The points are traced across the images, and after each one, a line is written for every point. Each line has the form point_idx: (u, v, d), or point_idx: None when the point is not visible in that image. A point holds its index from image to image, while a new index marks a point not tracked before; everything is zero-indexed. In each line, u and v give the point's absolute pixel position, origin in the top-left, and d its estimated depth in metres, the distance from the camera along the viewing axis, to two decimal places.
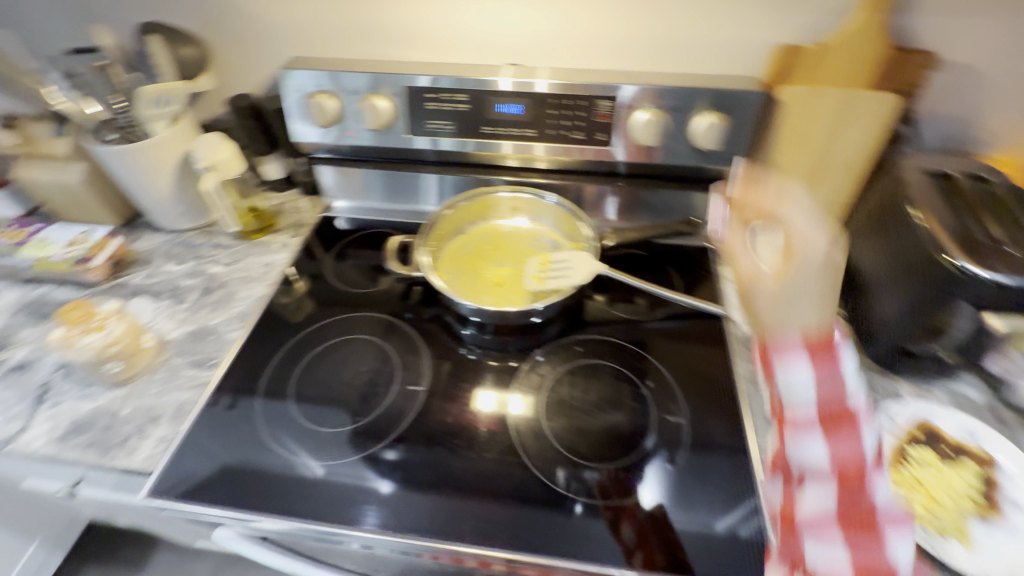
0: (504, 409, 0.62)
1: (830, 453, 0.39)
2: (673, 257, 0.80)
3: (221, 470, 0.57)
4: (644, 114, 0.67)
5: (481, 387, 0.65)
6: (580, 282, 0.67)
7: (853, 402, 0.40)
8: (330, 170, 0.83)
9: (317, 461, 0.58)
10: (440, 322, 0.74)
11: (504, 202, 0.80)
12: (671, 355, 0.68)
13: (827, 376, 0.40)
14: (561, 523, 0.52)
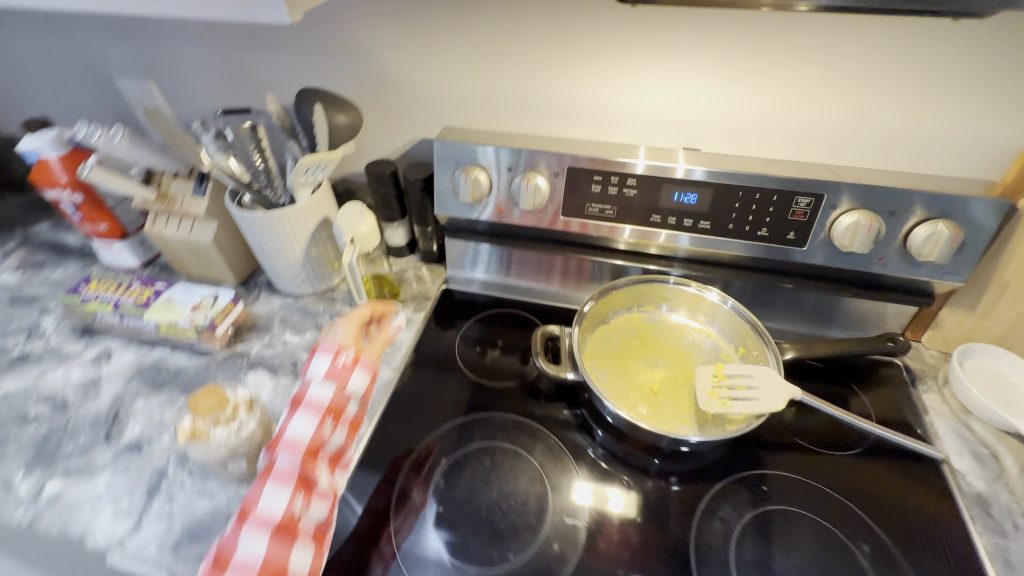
0: (603, 506, 0.56)
1: None
2: (853, 373, 0.68)
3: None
4: (851, 217, 0.58)
5: (579, 475, 0.59)
6: (772, 409, 0.56)
7: None
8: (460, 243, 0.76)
9: (383, 527, 0.54)
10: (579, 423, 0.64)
11: (668, 293, 0.71)
12: (878, 506, 0.55)
13: None
14: None
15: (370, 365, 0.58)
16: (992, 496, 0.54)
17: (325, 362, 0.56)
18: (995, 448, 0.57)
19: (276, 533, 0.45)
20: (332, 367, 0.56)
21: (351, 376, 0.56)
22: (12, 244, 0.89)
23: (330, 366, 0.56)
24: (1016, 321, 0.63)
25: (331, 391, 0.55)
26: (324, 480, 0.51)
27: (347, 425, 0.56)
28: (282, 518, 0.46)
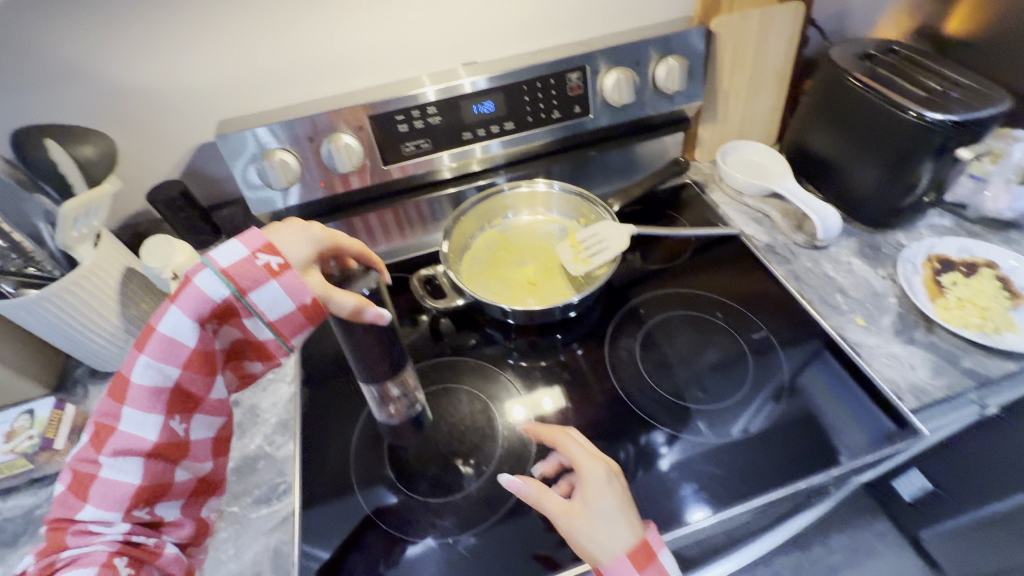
0: (537, 410, 0.60)
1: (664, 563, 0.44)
2: (666, 202, 0.83)
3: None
4: (612, 76, 0.69)
5: (507, 399, 0.61)
6: (621, 250, 0.67)
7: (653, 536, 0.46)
8: None
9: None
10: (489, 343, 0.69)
11: (507, 202, 0.78)
12: (717, 283, 0.71)
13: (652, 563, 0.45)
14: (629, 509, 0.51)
15: (223, 323, 0.46)
16: (776, 241, 0.74)
17: (272, 290, 0.44)
18: (764, 209, 0.77)
19: (104, 562, 0.41)
20: (204, 289, 0.43)
21: (215, 298, 0.44)
22: None
23: (233, 280, 0.43)
24: (744, 117, 0.84)
25: (231, 300, 0.44)
26: (185, 462, 0.48)
27: (204, 443, 0.50)
28: (125, 520, 0.43)
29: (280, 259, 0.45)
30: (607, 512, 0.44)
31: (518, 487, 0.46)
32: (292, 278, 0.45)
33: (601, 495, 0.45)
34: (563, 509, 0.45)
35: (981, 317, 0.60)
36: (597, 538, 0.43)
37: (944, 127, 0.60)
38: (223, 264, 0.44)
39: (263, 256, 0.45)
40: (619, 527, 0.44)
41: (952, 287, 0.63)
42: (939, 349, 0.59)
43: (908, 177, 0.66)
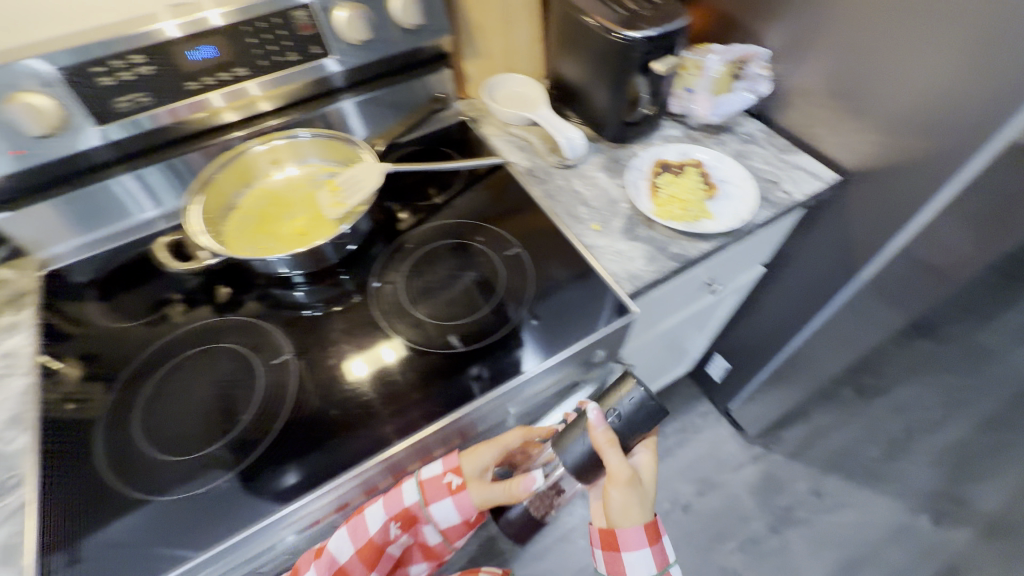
0: (378, 361, 0.60)
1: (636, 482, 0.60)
2: (443, 139, 0.86)
3: (185, 548, 0.48)
4: (342, 12, 0.68)
5: (348, 357, 0.61)
6: (375, 187, 0.68)
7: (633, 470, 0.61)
8: (77, 194, 0.67)
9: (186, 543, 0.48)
10: (265, 299, 0.70)
11: (262, 156, 0.74)
12: (479, 212, 0.76)
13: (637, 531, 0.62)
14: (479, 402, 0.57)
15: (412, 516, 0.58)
16: (535, 165, 0.79)
17: (442, 506, 0.57)
18: (526, 136, 0.82)
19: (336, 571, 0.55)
20: (405, 500, 0.56)
21: (406, 501, 0.56)
22: None
23: (422, 493, 0.57)
24: (505, 50, 0.88)
25: (420, 510, 0.57)
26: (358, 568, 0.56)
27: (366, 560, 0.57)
28: (343, 562, 0.55)
29: (445, 463, 0.58)
30: (641, 499, 0.61)
31: (600, 427, 0.58)
32: (464, 500, 0.58)
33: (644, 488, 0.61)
34: (627, 472, 0.58)
35: (683, 205, 0.71)
36: (630, 503, 0.60)
37: (640, 41, 0.68)
38: (422, 476, 0.57)
39: (450, 476, 0.57)
40: (643, 512, 0.62)
41: (664, 183, 0.73)
42: (655, 240, 0.69)
43: (628, 91, 0.74)
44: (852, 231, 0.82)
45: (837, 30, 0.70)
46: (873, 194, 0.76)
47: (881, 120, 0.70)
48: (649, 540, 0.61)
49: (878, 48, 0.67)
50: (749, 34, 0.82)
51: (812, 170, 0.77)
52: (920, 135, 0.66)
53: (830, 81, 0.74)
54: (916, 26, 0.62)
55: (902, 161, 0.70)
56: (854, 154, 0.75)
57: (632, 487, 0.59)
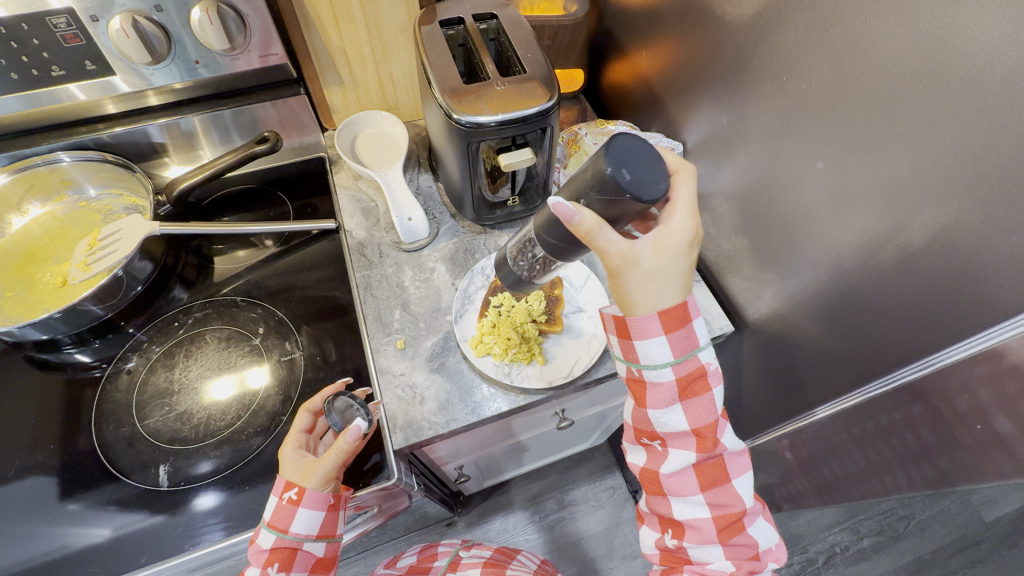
0: (244, 388, 0.56)
1: (611, 259, 0.37)
2: (285, 181, 0.72)
3: (77, 534, 0.48)
4: (114, 23, 0.53)
5: (212, 390, 0.55)
6: (125, 256, 0.58)
7: (604, 231, 0.36)
8: None
9: (96, 521, 0.49)
10: (26, 356, 0.60)
11: (35, 184, 0.63)
12: (286, 287, 0.64)
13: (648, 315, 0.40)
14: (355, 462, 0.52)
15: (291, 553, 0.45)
16: (369, 239, 0.66)
17: (305, 516, 0.45)
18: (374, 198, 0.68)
19: None
20: (264, 544, 0.45)
21: (274, 543, 0.45)
22: None
23: (278, 527, 0.45)
24: (380, 79, 0.72)
25: (294, 542, 0.46)
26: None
27: (308, 564, 0.47)
28: None
29: (283, 487, 0.46)
30: (666, 272, 0.39)
31: (573, 213, 0.35)
32: (314, 494, 0.46)
33: (673, 253, 0.38)
34: (623, 249, 0.37)
35: (505, 347, 0.55)
36: (639, 289, 0.40)
37: (478, 129, 0.52)
38: (266, 518, 0.45)
39: (285, 493, 0.46)
40: (668, 287, 0.40)
41: (495, 310, 0.57)
42: (461, 378, 0.56)
43: (475, 178, 0.59)
44: (745, 388, 0.65)
45: (753, 147, 0.50)
46: (763, 358, 0.59)
47: (777, 280, 0.53)
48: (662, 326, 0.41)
49: (783, 188, 0.48)
50: (668, 117, 0.63)
51: (703, 313, 0.61)
52: (812, 315, 0.49)
53: (738, 208, 0.56)
54: (835, 180, 0.42)
55: (794, 340, 0.53)
56: (755, 307, 0.58)
57: (639, 269, 0.38)
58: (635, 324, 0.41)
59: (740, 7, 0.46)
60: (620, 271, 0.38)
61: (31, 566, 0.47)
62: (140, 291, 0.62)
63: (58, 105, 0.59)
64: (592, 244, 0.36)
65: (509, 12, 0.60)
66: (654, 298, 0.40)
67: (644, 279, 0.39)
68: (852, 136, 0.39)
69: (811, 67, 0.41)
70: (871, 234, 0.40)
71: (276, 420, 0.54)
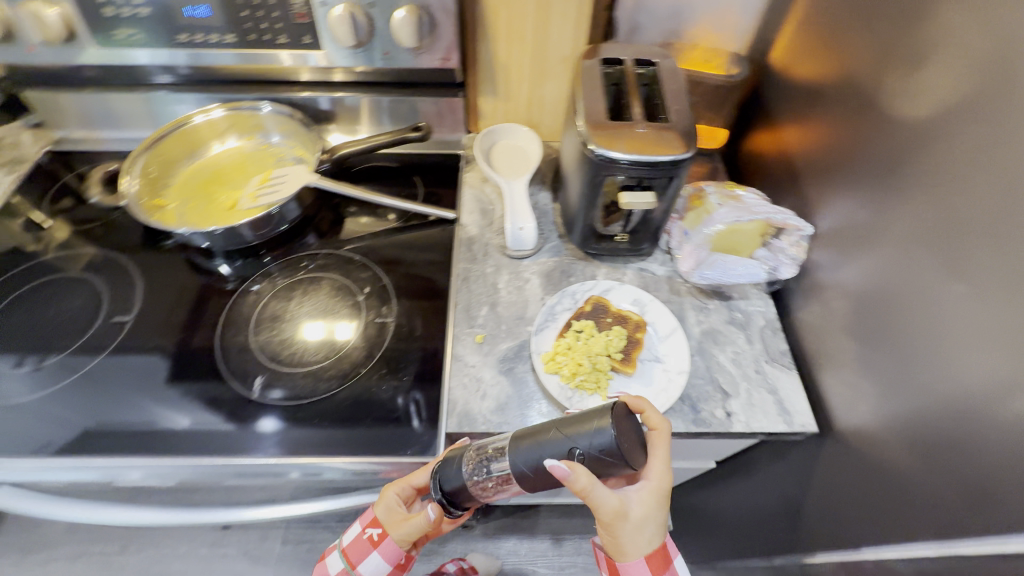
0: (337, 336, 0.62)
1: (605, 508, 0.42)
2: (423, 168, 0.80)
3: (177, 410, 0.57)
4: (337, 9, 0.63)
5: (310, 331, 0.63)
6: (284, 198, 0.68)
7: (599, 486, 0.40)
8: (169, 97, 0.76)
9: (184, 410, 0.57)
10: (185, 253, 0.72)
11: (235, 123, 0.76)
12: (397, 259, 0.70)
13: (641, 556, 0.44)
14: (403, 434, 0.55)
15: None
16: (480, 237, 0.71)
17: (374, 561, 0.51)
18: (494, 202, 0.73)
19: None
20: (331, 568, 0.53)
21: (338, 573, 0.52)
22: None
23: (350, 557, 0.52)
24: (530, 98, 0.77)
25: None
26: None
27: None
28: None
29: (367, 526, 0.52)
30: (651, 522, 0.44)
31: (569, 470, 0.39)
32: (390, 546, 0.50)
33: (654, 508, 0.44)
34: (615, 506, 0.42)
35: (573, 371, 0.56)
36: (631, 539, 0.44)
37: (606, 162, 0.55)
38: (346, 546, 0.52)
39: (369, 530, 0.52)
40: (651, 535, 0.45)
41: (575, 333, 0.59)
42: (523, 389, 0.58)
43: (592, 207, 0.61)
44: (812, 499, 0.59)
45: (888, 249, 0.47)
46: (840, 472, 0.54)
47: (879, 394, 0.48)
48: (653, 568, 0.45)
49: (911, 300, 0.45)
50: (803, 196, 0.61)
51: (785, 403, 0.57)
52: (909, 443, 0.45)
53: (854, 307, 0.52)
54: (976, 307, 0.38)
55: (882, 464, 0.48)
56: (847, 416, 0.53)
57: (628, 522, 0.43)
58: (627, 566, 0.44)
59: (914, 105, 0.44)
60: (613, 520, 0.42)
61: (135, 425, 0.56)
62: (282, 229, 0.73)
63: (274, 66, 0.72)
64: (588, 498, 0.41)
65: (668, 63, 0.62)
66: (643, 540, 0.44)
67: (634, 526, 0.43)
68: (1008, 265, 0.35)
69: (976, 183, 0.38)
70: (1005, 374, 0.36)
71: (356, 370, 0.60)
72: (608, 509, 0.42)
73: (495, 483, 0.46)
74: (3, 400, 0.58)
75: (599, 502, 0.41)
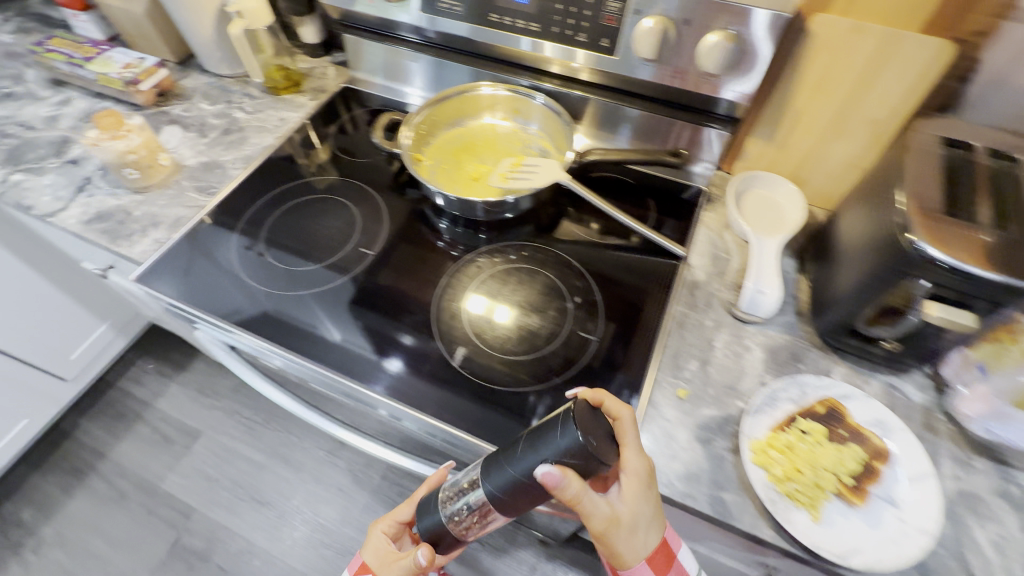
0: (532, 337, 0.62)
1: (595, 512, 0.43)
2: (659, 192, 0.76)
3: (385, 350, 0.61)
4: (649, 22, 0.62)
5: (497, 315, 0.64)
6: (535, 188, 0.68)
7: (587, 488, 0.41)
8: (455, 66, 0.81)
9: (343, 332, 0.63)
10: (416, 205, 0.78)
11: (502, 101, 0.80)
12: (612, 278, 0.68)
13: (639, 551, 0.47)
14: None
15: None
16: (705, 284, 0.65)
17: None
18: (731, 253, 0.67)
19: None
20: None
21: None
22: (12, 13, 1.06)
23: None
24: (808, 153, 0.69)
25: None
26: None
27: None
28: None
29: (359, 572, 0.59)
30: (642, 516, 0.46)
31: (561, 480, 0.39)
32: None
33: (642, 501, 0.45)
34: (604, 509, 0.44)
35: (787, 475, 0.50)
36: (622, 536, 0.46)
37: (921, 261, 0.45)
38: None
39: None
40: (645, 527, 0.47)
41: (799, 432, 0.52)
42: (718, 467, 0.52)
43: (867, 302, 0.53)
44: None
45: None
46: None
47: None
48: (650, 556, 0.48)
49: None
50: None
51: None
52: None
53: None
54: None
55: None
56: None
57: (620, 518, 0.45)
58: (633, 558, 0.47)
59: None
60: (606, 520, 0.44)
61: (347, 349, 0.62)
62: (507, 216, 0.74)
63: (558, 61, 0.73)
64: (581, 504, 0.42)
65: None
66: (643, 544, 0.47)
67: (631, 527, 0.45)
68: None
69: None
70: None
71: (549, 376, 0.59)
72: (599, 506, 0.43)
73: (475, 515, 0.48)
74: (224, 266, 0.69)
75: (591, 504, 0.42)
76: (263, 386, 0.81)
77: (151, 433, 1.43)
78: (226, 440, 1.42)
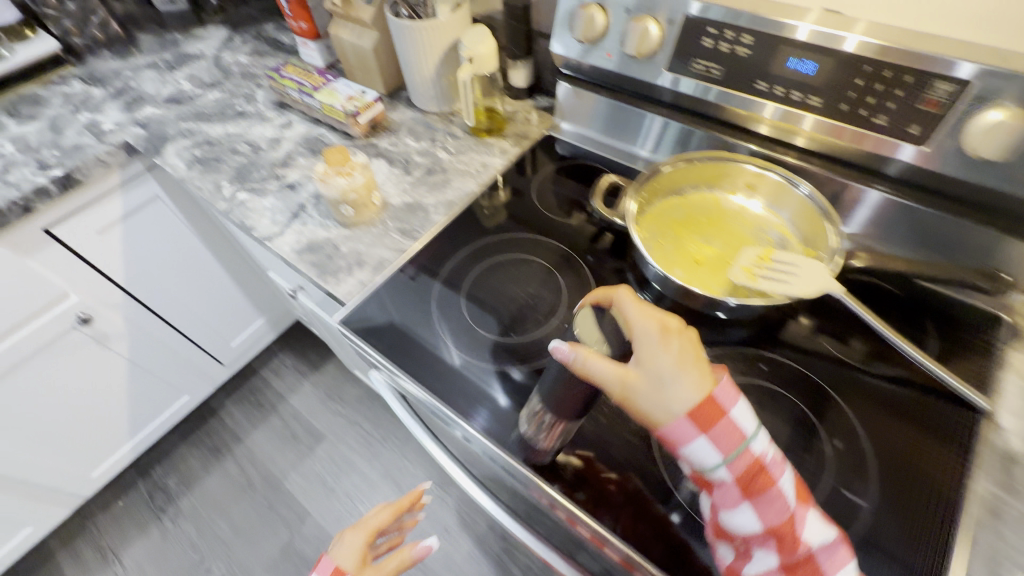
0: None
1: (587, 373, 0.42)
2: (942, 314, 0.60)
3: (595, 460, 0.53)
4: (996, 114, 0.49)
5: None
6: (795, 293, 0.55)
7: (574, 347, 0.43)
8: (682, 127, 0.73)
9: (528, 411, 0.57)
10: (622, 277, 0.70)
11: (745, 177, 0.69)
12: (880, 419, 0.54)
13: (696, 428, 0.38)
14: None
15: None
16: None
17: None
18: None
19: None
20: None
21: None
22: (249, 37, 1.17)
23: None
24: None
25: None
26: None
27: None
28: None
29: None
30: (664, 378, 0.39)
31: (566, 353, 0.43)
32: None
33: (664, 373, 0.39)
34: (615, 373, 0.41)
35: None
36: (648, 398, 0.39)
37: None
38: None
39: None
40: (678, 389, 0.39)
41: None
42: None
43: None
44: None
45: None
46: None
47: None
48: (727, 449, 0.38)
49: None
50: None
51: None
52: None
53: None
54: None
55: None
56: None
57: (674, 400, 0.39)
58: (684, 428, 0.38)
59: None
60: (678, 425, 0.38)
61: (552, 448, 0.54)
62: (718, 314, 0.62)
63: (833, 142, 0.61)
64: (605, 379, 0.41)
65: None
66: (683, 400, 0.39)
67: (708, 444, 0.38)
68: None
69: None
70: None
71: None
72: (655, 397, 0.39)
73: (541, 420, 0.50)
74: (403, 308, 0.67)
75: (606, 377, 0.41)
76: (406, 422, 0.79)
77: (282, 427, 1.50)
78: (346, 450, 1.44)
